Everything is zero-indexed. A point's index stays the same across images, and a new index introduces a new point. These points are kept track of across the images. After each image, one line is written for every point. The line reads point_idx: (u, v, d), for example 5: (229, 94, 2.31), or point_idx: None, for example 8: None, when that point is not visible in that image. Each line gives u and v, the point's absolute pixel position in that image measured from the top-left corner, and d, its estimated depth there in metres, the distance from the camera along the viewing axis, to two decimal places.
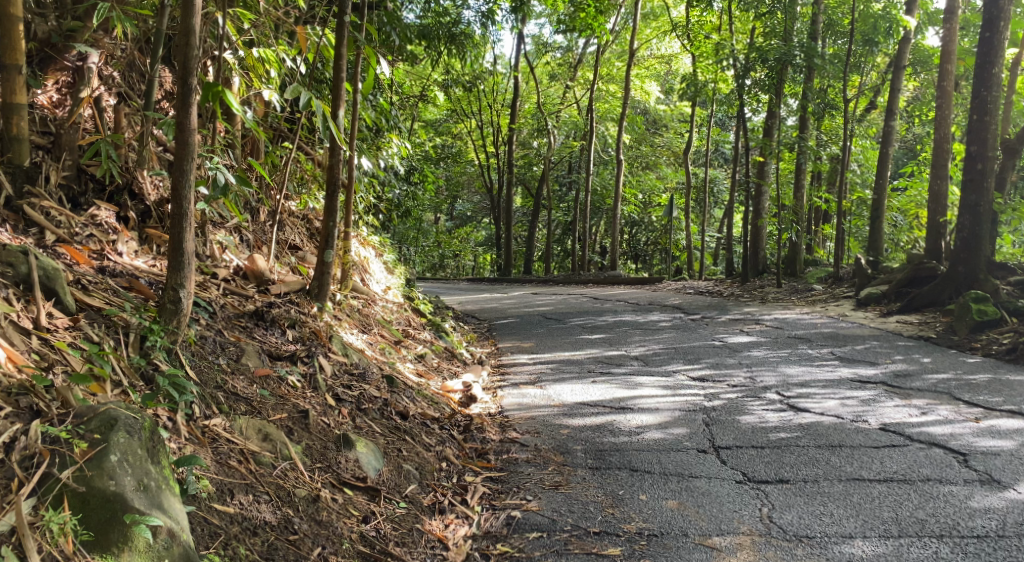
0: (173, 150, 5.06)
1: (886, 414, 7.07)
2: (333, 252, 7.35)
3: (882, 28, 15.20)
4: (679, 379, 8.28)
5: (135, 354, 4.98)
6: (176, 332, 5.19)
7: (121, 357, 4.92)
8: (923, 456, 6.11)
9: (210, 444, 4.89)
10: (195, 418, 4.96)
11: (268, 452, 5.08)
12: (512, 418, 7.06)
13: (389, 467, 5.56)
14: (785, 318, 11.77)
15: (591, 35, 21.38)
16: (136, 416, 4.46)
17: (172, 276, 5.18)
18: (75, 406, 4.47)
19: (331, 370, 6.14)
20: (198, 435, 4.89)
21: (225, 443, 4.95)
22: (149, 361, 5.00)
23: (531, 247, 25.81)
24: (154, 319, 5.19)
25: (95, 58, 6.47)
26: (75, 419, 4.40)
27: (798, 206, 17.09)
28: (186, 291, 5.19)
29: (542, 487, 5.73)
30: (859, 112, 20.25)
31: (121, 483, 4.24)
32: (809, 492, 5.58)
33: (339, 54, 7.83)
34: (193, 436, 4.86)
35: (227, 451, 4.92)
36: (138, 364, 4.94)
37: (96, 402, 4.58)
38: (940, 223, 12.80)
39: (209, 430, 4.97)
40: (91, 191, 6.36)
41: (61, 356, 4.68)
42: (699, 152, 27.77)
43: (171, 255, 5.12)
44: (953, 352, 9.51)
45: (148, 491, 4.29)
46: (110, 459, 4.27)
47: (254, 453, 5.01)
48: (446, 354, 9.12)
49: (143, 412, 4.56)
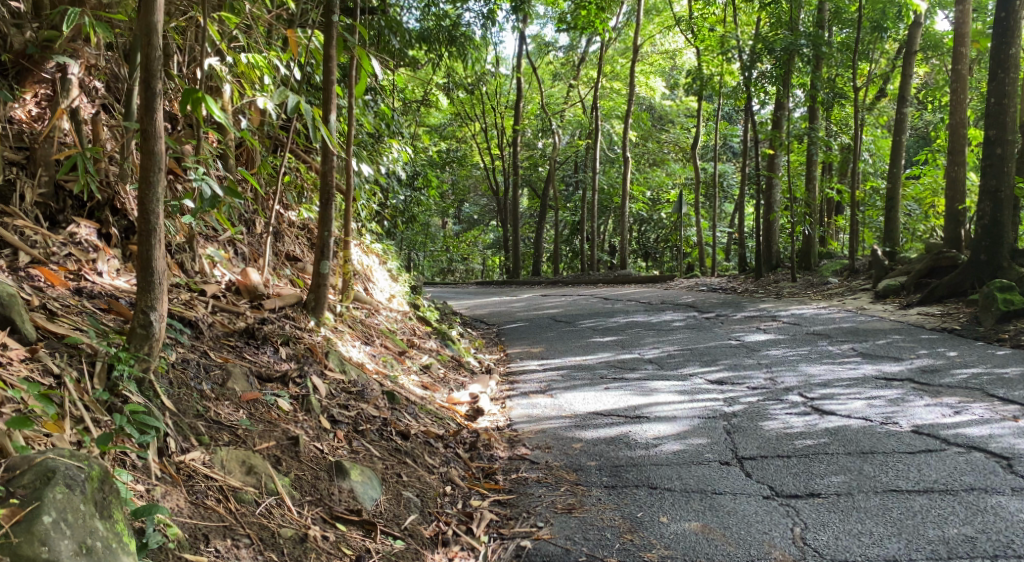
0: (140, 162, 4.71)
1: (917, 414, 6.67)
2: (329, 262, 6.98)
3: (892, 13, 14.87)
4: (696, 382, 7.89)
5: (99, 388, 4.65)
6: (148, 359, 4.81)
7: (85, 391, 4.60)
8: (963, 462, 5.71)
9: (185, 483, 4.57)
10: (169, 453, 4.64)
11: (251, 487, 4.74)
12: (521, 431, 6.69)
13: (388, 495, 5.18)
14: (803, 314, 11.35)
15: (592, 33, 20.91)
16: (80, 466, 4.12)
17: (141, 298, 4.80)
18: (13, 455, 4.15)
19: (326, 390, 5.78)
20: (173, 472, 4.57)
21: (203, 480, 4.63)
22: (116, 395, 4.67)
23: (540, 249, 25.35)
24: (123, 345, 4.82)
25: (76, 69, 6.08)
26: (8, 472, 4.06)
27: (811, 199, 16.58)
28: (157, 313, 4.82)
29: (554, 510, 5.34)
30: (870, 100, 19.79)
31: (55, 548, 3.93)
32: (844, 507, 5.20)
33: (328, 54, 7.41)
34: (166, 475, 4.54)
35: (204, 490, 4.59)
36: (104, 398, 4.62)
37: (39, 448, 4.27)
38: (959, 210, 12.36)
39: (185, 466, 4.65)
40: (70, 208, 5.99)
41: (10, 395, 4.35)
42: (708, 147, 27.28)
43: (140, 273, 4.75)
44: (980, 344, 9.07)
45: (91, 555, 3.99)
46: (42, 521, 3.95)
47: (235, 490, 4.68)
48: (453, 363, 8.72)
49: (93, 458, 4.23)
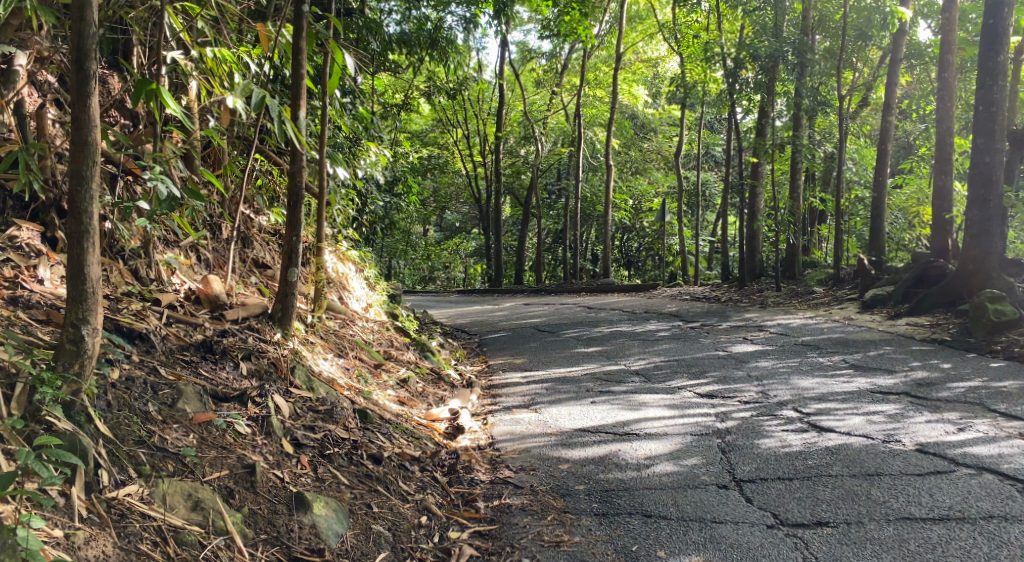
0: (69, 152, 4.27)
1: (920, 431, 6.24)
2: (297, 270, 6.48)
3: (876, 22, 14.20)
4: (685, 396, 7.44)
5: (17, 414, 4.18)
6: (77, 381, 4.37)
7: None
8: (977, 485, 5.29)
9: (117, 525, 4.12)
10: (101, 490, 4.19)
11: (195, 527, 4.28)
12: (503, 451, 6.22)
13: (355, 531, 4.70)
14: (791, 324, 10.94)
15: (575, 40, 20.35)
16: None
17: (71, 309, 4.36)
18: None
19: (289, 410, 5.30)
20: (101, 511, 4.12)
21: (138, 520, 4.17)
22: (39, 421, 4.20)
23: (522, 257, 24.70)
24: (50, 363, 4.37)
25: (23, 60, 5.59)
26: None
27: (795, 207, 16.10)
28: (89, 327, 4.39)
29: (541, 544, 4.89)
30: (854, 108, 19.41)
31: None
32: (856, 538, 4.78)
33: (298, 49, 6.83)
34: (94, 515, 4.09)
35: (139, 532, 4.13)
36: (22, 426, 4.15)
37: None
38: (946, 219, 11.91)
39: (118, 503, 4.19)
40: (11, 209, 5.48)
41: None
42: (691, 155, 26.87)
43: (70, 280, 4.32)
44: (973, 355, 8.66)
45: None
46: None
47: (177, 530, 4.22)
48: (432, 376, 8.20)
49: None
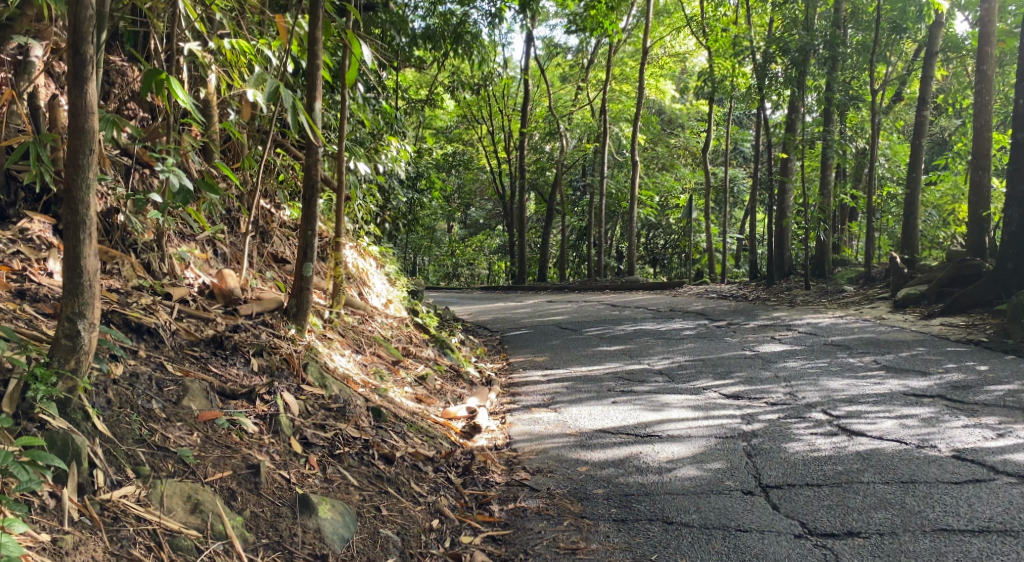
0: (67, 139, 4.13)
1: (956, 437, 6.00)
2: (312, 265, 6.32)
3: (911, 13, 13.89)
4: (710, 397, 7.25)
5: (9, 412, 4.06)
6: (73, 376, 4.25)
7: None
8: (1018, 496, 5.06)
9: (109, 527, 4.00)
10: (95, 491, 4.08)
11: (192, 530, 4.14)
12: (520, 452, 6.06)
13: (362, 535, 4.55)
14: (820, 324, 10.69)
15: (602, 35, 20.07)
16: None
17: (69, 304, 4.24)
18: None
19: (300, 408, 5.16)
20: (94, 514, 4.01)
21: (132, 524, 4.05)
22: (34, 420, 4.09)
23: (547, 253, 24.42)
24: (48, 358, 4.25)
25: (39, 51, 5.46)
26: None
27: (826, 204, 15.76)
28: (87, 322, 4.27)
29: (556, 551, 4.73)
30: (886, 104, 19.02)
31: None
32: (889, 551, 4.58)
33: (315, 39, 6.65)
34: (86, 518, 3.98)
35: (132, 536, 4.01)
36: (15, 426, 4.04)
37: None
38: (983, 217, 11.57)
39: (112, 506, 4.08)
40: (22, 201, 5.39)
41: None
42: (719, 151, 26.50)
43: (67, 272, 4.20)
44: (1010, 358, 8.39)
45: None
46: None
47: (172, 535, 4.09)
48: (451, 374, 8.04)
49: None
